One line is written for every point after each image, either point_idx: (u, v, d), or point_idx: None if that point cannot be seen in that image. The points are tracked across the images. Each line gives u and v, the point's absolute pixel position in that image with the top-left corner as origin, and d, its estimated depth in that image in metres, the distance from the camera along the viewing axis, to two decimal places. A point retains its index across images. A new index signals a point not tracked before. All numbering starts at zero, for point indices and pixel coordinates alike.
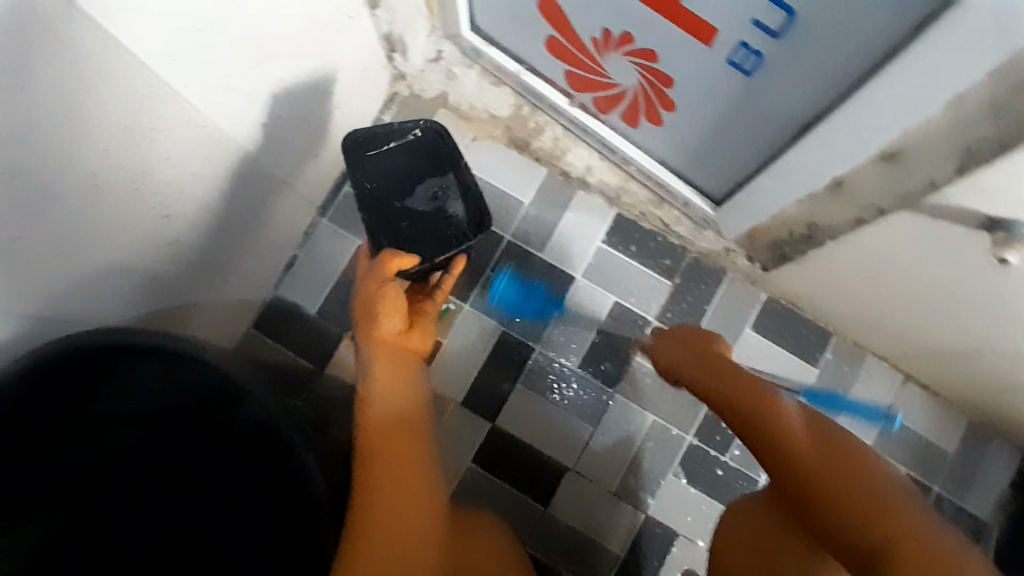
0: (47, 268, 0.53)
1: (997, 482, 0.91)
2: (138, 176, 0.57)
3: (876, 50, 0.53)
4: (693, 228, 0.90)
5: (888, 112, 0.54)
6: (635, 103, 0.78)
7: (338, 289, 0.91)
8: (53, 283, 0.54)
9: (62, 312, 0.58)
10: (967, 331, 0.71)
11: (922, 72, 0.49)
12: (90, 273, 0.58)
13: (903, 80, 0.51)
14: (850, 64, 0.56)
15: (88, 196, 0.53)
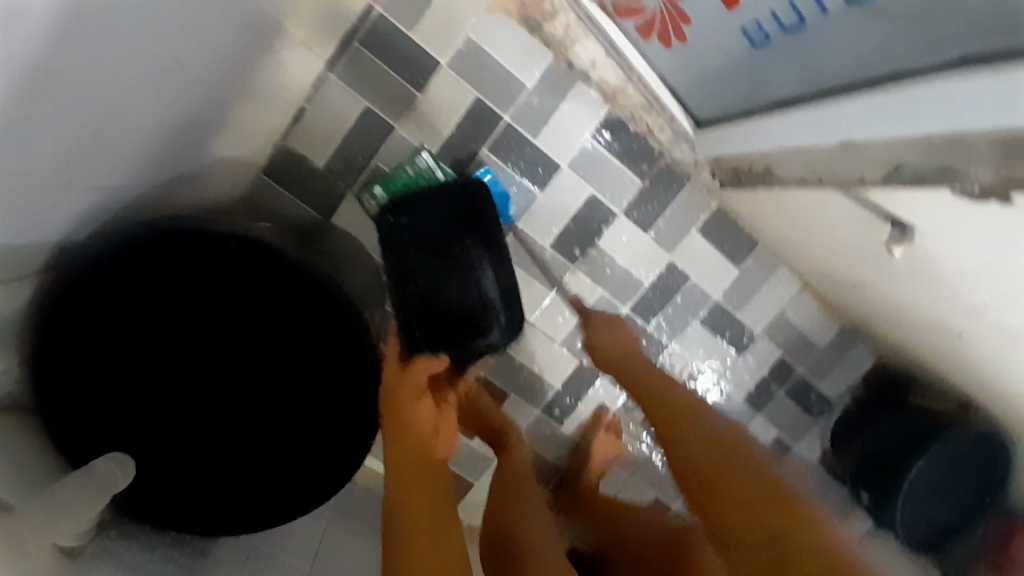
0: (85, 144, 0.58)
1: (848, 369, 1.21)
2: (161, 57, 0.59)
3: (859, 72, 0.61)
4: (673, 138, 1.00)
5: (846, 124, 0.65)
6: (653, 23, 0.81)
7: (343, 146, 0.98)
8: (88, 157, 0.60)
9: (99, 177, 0.64)
10: (858, 271, 0.91)
11: (869, 110, 0.61)
12: (123, 143, 0.63)
13: (860, 106, 0.62)
14: (832, 75, 0.65)
15: (122, 78, 0.56)
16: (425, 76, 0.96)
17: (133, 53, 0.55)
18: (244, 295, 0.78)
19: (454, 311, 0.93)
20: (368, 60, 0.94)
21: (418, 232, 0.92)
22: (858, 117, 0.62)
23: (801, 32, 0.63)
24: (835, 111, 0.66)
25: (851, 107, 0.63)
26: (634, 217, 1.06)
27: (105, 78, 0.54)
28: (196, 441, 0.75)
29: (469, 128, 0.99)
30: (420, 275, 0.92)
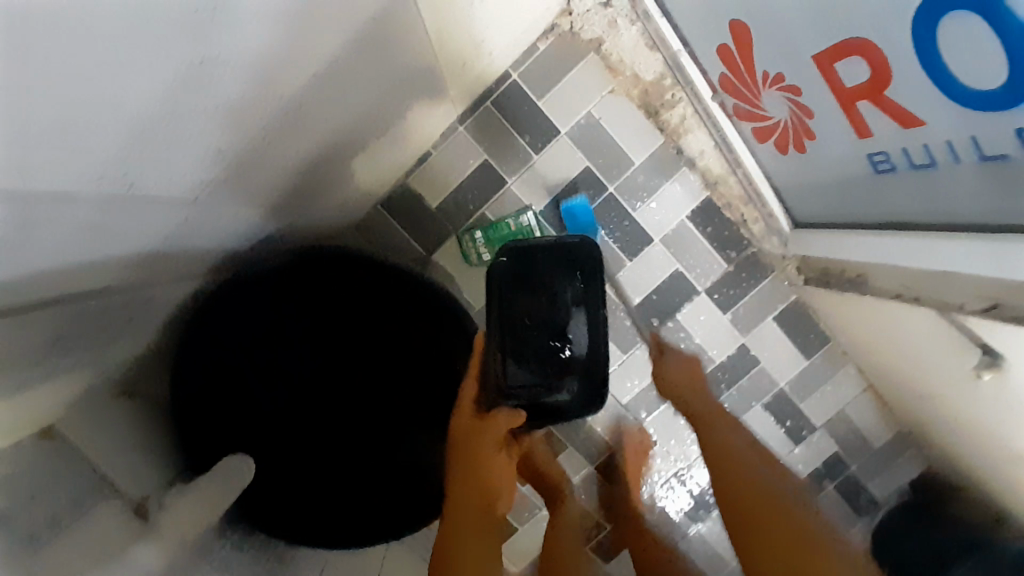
0: (268, 174, 0.64)
1: (900, 478, 1.22)
2: (351, 105, 0.67)
3: (972, 217, 0.66)
4: (765, 231, 1.06)
5: (954, 260, 0.69)
6: (772, 129, 0.89)
7: (457, 192, 1.05)
8: (266, 184, 0.66)
9: (266, 199, 0.70)
10: (933, 386, 0.94)
11: (976, 250, 0.66)
12: (294, 174, 0.70)
13: (970, 247, 0.66)
14: (942, 212, 0.70)
15: (318, 121, 0.63)
16: (545, 140, 1.04)
17: (340, 98, 0.63)
18: (349, 333, 0.85)
19: (529, 368, 0.84)
20: (497, 119, 1.03)
21: (521, 278, 0.83)
22: (968, 256, 0.67)
23: (931, 171, 0.67)
24: (943, 246, 0.70)
25: (960, 246, 0.68)
26: (714, 297, 1.11)
27: (315, 116, 0.62)
28: (296, 463, 0.81)
29: (576, 192, 1.06)
30: (506, 324, 0.83)
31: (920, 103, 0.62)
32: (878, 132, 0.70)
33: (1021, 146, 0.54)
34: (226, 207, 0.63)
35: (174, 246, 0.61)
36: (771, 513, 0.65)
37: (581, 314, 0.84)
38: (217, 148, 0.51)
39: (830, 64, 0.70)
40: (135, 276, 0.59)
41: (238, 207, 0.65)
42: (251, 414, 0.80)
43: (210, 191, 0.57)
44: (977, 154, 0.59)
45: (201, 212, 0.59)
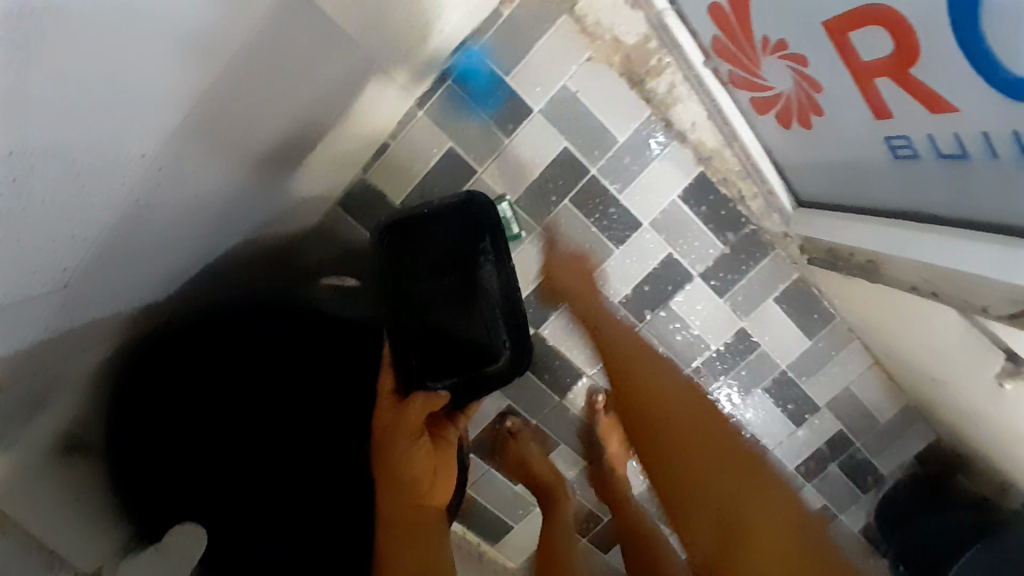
0: (177, 221, 0.54)
1: (907, 451, 1.18)
2: (268, 125, 0.56)
3: (1005, 217, 0.57)
4: (764, 208, 0.96)
5: (975, 263, 0.61)
6: (774, 102, 0.77)
7: (422, 184, 0.94)
8: (180, 230, 0.56)
9: (188, 241, 0.61)
10: (948, 374, 0.87)
11: (999, 256, 0.58)
12: (217, 208, 0.60)
13: (998, 254, 0.58)
14: (970, 207, 0.60)
15: (228, 151, 0.52)
16: (516, 120, 0.92)
17: (252, 122, 0.52)
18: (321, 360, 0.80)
19: (445, 323, 0.88)
20: (460, 100, 0.91)
21: (410, 237, 0.86)
22: (998, 262, 0.58)
23: (963, 163, 0.57)
24: (968, 247, 0.61)
25: (988, 252, 0.59)
26: (711, 283, 1.02)
27: (223, 151, 0.52)
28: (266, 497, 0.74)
29: (553, 176, 0.95)
30: (413, 287, 0.87)
31: (953, 88, 0.51)
32: (899, 114, 0.59)
33: None
34: (129, 266, 0.53)
35: (76, 320, 0.53)
36: (722, 448, 0.72)
37: (484, 257, 0.87)
38: (82, 230, 0.42)
39: (844, 33, 0.58)
40: (42, 358, 0.52)
41: (148, 259, 0.56)
42: (217, 451, 0.72)
43: (98, 266, 0.48)
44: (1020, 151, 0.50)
45: (92, 286, 0.50)
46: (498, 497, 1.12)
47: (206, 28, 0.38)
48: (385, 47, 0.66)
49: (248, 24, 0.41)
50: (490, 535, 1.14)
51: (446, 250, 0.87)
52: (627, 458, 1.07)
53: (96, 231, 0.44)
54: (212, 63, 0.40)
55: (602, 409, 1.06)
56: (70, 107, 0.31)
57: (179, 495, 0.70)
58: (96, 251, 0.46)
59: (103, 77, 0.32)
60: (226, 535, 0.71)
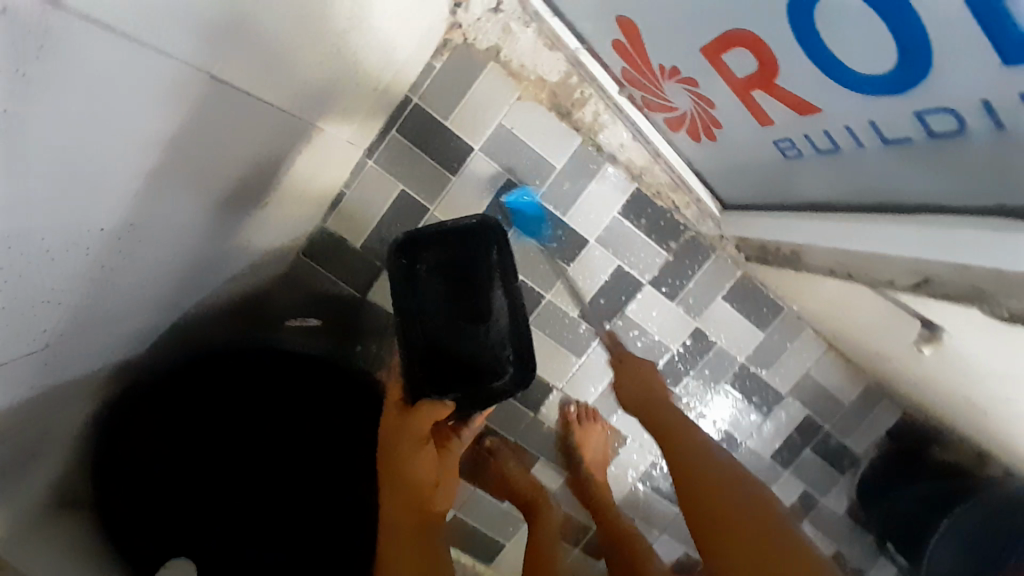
0: (143, 281, 0.60)
1: (876, 429, 1.22)
2: (220, 187, 0.63)
3: (884, 197, 0.64)
4: (698, 214, 1.04)
5: (868, 241, 0.68)
6: (682, 118, 0.85)
7: (380, 227, 1.01)
8: (144, 291, 0.62)
9: (157, 300, 0.67)
10: (885, 348, 0.93)
11: (887, 232, 0.64)
12: (181, 268, 0.66)
13: (881, 231, 0.65)
14: (855, 192, 0.68)
15: (184, 216, 0.59)
16: (459, 160, 1.00)
17: (205, 187, 0.59)
18: (309, 395, 0.86)
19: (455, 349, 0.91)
20: (406, 148, 0.99)
21: (424, 258, 0.91)
22: (886, 238, 0.65)
23: (838, 156, 0.64)
24: (862, 227, 0.68)
25: (877, 230, 0.66)
26: (662, 289, 1.09)
27: (178, 217, 0.58)
28: (260, 523, 0.77)
29: (501, 207, 1.03)
30: (427, 312, 0.91)
31: (810, 93, 0.59)
32: (777, 119, 0.67)
33: (924, 131, 0.52)
34: (102, 324, 0.59)
35: (60, 379, 0.59)
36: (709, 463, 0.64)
37: (496, 281, 0.91)
38: (53, 297, 0.48)
39: (717, 56, 0.67)
40: (32, 417, 0.58)
41: (119, 317, 0.61)
42: (210, 482, 0.77)
43: (68, 328, 0.53)
44: (878, 138, 0.57)
45: (68, 346, 0.56)
46: (487, 517, 1.16)
47: (161, 117, 0.45)
48: (324, 108, 0.74)
49: (198, 109, 0.49)
50: (484, 555, 1.18)
51: (459, 270, 0.91)
52: (604, 465, 1.11)
53: (69, 295, 0.50)
54: (166, 143, 0.48)
55: (575, 419, 1.11)
56: (39, 192, 0.38)
57: (175, 527, 0.73)
58: (71, 313, 0.52)
59: (67, 167, 0.39)
60: (214, 559, 0.73)
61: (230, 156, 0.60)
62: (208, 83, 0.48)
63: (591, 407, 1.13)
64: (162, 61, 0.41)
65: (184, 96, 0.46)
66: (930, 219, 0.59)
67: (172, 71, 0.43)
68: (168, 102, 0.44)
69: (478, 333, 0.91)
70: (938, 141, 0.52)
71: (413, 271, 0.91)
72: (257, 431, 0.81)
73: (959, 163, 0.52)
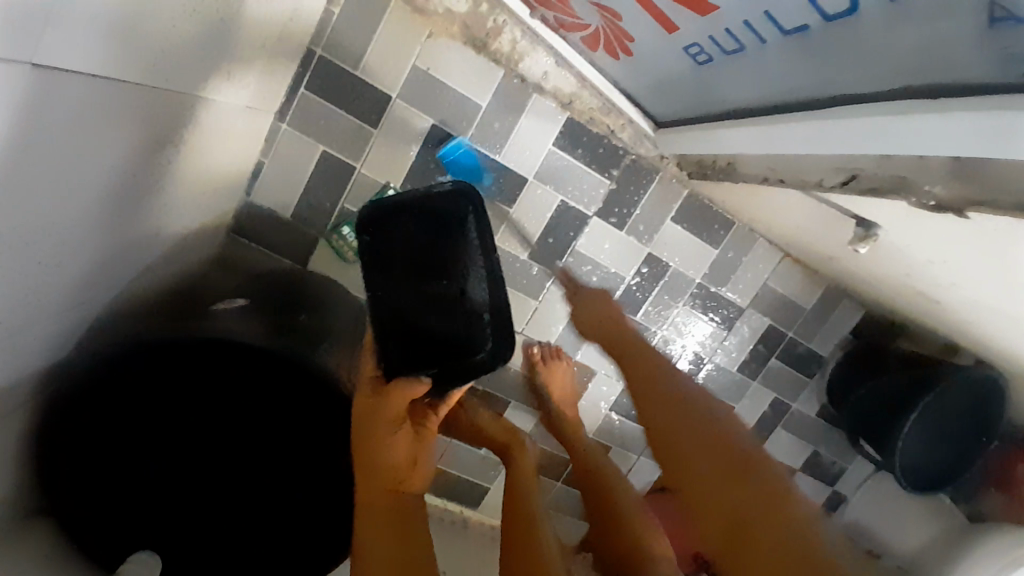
0: (42, 286, 0.58)
1: (839, 331, 1.24)
2: (106, 177, 0.59)
3: (792, 96, 0.62)
4: (634, 136, 1.00)
5: (778, 144, 0.65)
6: (596, 36, 0.80)
7: (307, 193, 0.98)
8: (48, 295, 0.60)
9: (67, 302, 0.65)
10: (832, 251, 0.92)
11: (791, 130, 0.61)
12: (85, 264, 0.64)
13: (786, 132, 0.63)
14: (768, 93, 0.65)
15: (69, 213, 0.56)
16: (378, 111, 0.95)
17: (85, 181, 0.56)
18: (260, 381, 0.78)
19: (431, 326, 0.86)
20: (319, 105, 0.94)
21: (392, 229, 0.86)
22: (790, 138, 0.62)
23: (743, 57, 0.62)
24: (772, 130, 0.66)
25: (782, 132, 0.64)
26: (611, 221, 1.06)
27: (62, 217, 0.55)
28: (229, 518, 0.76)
29: (429, 156, 0.99)
30: (402, 289, 0.85)
31: None
32: (681, 24, 0.63)
33: (818, 15, 0.49)
34: (16, 336, 0.58)
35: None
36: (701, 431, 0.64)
37: (472, 254, 0.87)
38: None
39: None
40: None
41: (31, 327, 0.59)
42: (169, 479, 0.75)
43: None
44: (777, 30, 0.55)
45: None
46: (465, 463, 1.19)
47: (20, 120, 0.42)
48: (210, 75, 0.69)
49: (56, 104, 0.46)
50: (469, 500, 1.21)
51: (434, 242, 0.86)
52: (572, 401, 1.12)
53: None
54: (25, 144, 0.45)
55: (539, 360, 1.10)
56: None
57: (144, 523, 0.73)
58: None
59: None
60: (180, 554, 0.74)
61: (110, 144, 0.57)
62: (59, 73, 0.45)
63: (555, 346, 1.13)
64: (9, 66, 0.38)
65: (34, 94, 0.43)
66: (828, 108, 0.57)
67: (18, 74, 0.40)
68: (21, 104, 0.41)
69: (456, 309, 0.86)
70: (833, 25, 0.50)
71: (382, 243, 0.85)
72: (218, 423, 0.77)
73: (847, 47, 0.50)
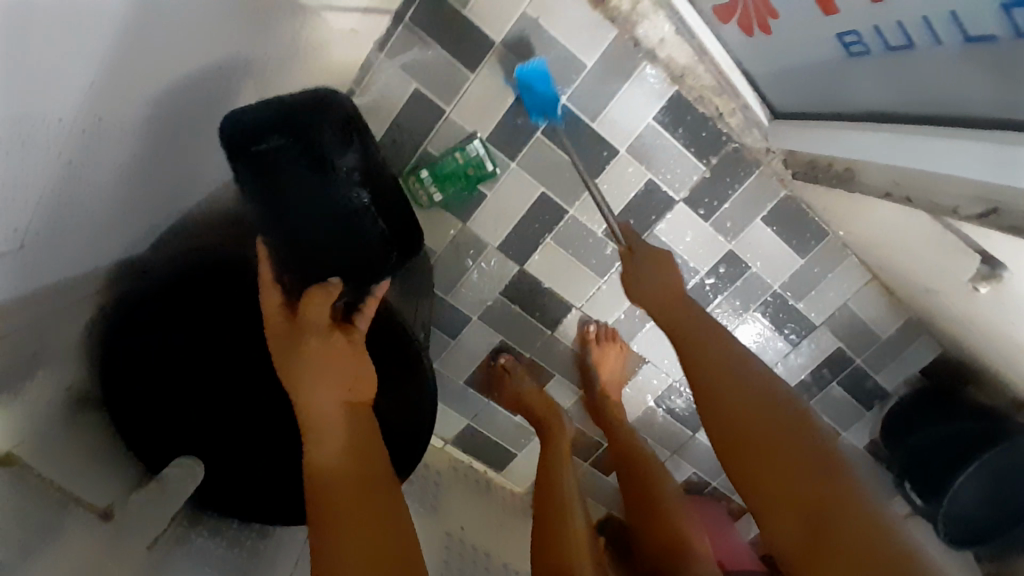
0: (122, 179, 0.57)
1: (912, 367, 1.15)
2: (186, 72, 0.57)
3: (954, 110, 0.54)
4: (743, 124, 0.93)
5: (923, 160, 0.59)
6: (735, 8, 0.73)
7: (393, 128, 0.95)
8: (127, 190, 0.59)
9: (144, 200, 0.64)
10: (935, 282, 0.84)
11: (950, 148, 0.54)
12: (165, 165, 0.63)
13: (939, 149, 0.56)
14: (922, 101, 0.58)
15: (147, 104, 0.54)
16: (478, 55, 0.91)
17: (164, 71, 0.53)
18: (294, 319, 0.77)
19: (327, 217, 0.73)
20: (420, 39, 0.89)
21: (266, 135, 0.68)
22: (943, 156, 0.55)
23: (908, 56, 0.54)
24: (922, 145, 0.58)
25: (933, 149, 0.57)
26: (698, 211, 1.00)
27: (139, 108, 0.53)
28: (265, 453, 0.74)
29: (522, 111, 0.94)
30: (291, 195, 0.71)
31: None
32: (845, 7, 0.56)
33: (1014, 23, 0.43)
34: (88, 226, 0.57)
35: (57, 280, 0.58)
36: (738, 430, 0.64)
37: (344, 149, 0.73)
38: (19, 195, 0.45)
39: None
40: (34, 317, 0.58)
41: (104, 218, 0.59)
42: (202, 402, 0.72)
43: (47, 226, 0.51)
44: (958, 33, 0.48)
45: (54, 250, 0.54)
46: (498, 428, 1.17)
47: None
48: None
49: None
50: (495, 463, 1.21)
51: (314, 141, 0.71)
52: (619, 387, 1.10)
53: (32, 195, 0.47)
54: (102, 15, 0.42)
55: (593, 339, 1.08)
56: None
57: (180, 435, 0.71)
58: (42, 212, 0.49)
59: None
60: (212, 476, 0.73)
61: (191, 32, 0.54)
62: None
63: (611, 328, 1.09)
64: None
65: None
66: (1005, 130, 0.49)
67: None
68: None
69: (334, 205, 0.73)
70: None
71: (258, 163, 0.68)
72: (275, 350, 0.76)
73: None
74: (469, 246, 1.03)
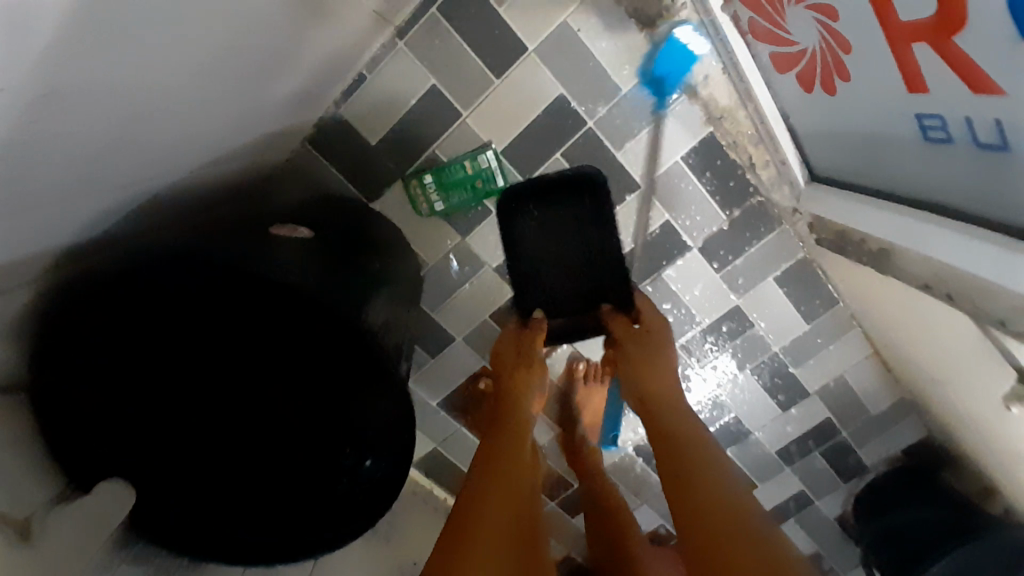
0: (78, 165, 0.48)
1: (895, 445, 1.11)
2: (190, 55, 0.48)
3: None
4: (775, 179, 0.88)
5: (971, 261, 0.52)
6: (800, 59, 0.68)
7: (404, 124, 0.87)
8: (83, 172, 0.49)
9: (105, 180, 0.54)
10: (948, 376, 0.80)
11: (1003, 257, 0.48)
12: (139, 146, 0.53)
13: (991, 251, 0.49)
14: (994, 206, 0.52)
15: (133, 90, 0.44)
16: (509, 61, 0.84)
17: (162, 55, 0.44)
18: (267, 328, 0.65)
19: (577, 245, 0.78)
20: (446, 33, 0.82)
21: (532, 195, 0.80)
22: (995, 264, 0.49)
23: (996, 157, 0.48)
24: (973, 246, 0.52)
25: (986, 252, 0.50)
26: (711, 263, 0.95)
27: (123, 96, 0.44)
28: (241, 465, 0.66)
29: (545, 128, 0.87)
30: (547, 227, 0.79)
31: (998, 65, 0.42)
32: (936, 90, 0.50)
33: None
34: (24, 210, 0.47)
35: None
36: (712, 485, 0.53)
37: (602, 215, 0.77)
38: None
39: None
40: None
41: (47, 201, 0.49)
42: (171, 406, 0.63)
43: None
44: None
45: None
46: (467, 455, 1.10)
47: None
48: None
49: None
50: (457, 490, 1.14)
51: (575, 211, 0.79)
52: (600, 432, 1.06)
53: None
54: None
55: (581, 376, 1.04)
56: None
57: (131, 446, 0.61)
58: None
59: None
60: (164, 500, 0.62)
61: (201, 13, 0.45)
62: None
63: None
64: None
65: None
66: None
67: None
68: None
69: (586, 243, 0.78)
70: None
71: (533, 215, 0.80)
72: None
73: None
74: (465, 262, 0.95)
